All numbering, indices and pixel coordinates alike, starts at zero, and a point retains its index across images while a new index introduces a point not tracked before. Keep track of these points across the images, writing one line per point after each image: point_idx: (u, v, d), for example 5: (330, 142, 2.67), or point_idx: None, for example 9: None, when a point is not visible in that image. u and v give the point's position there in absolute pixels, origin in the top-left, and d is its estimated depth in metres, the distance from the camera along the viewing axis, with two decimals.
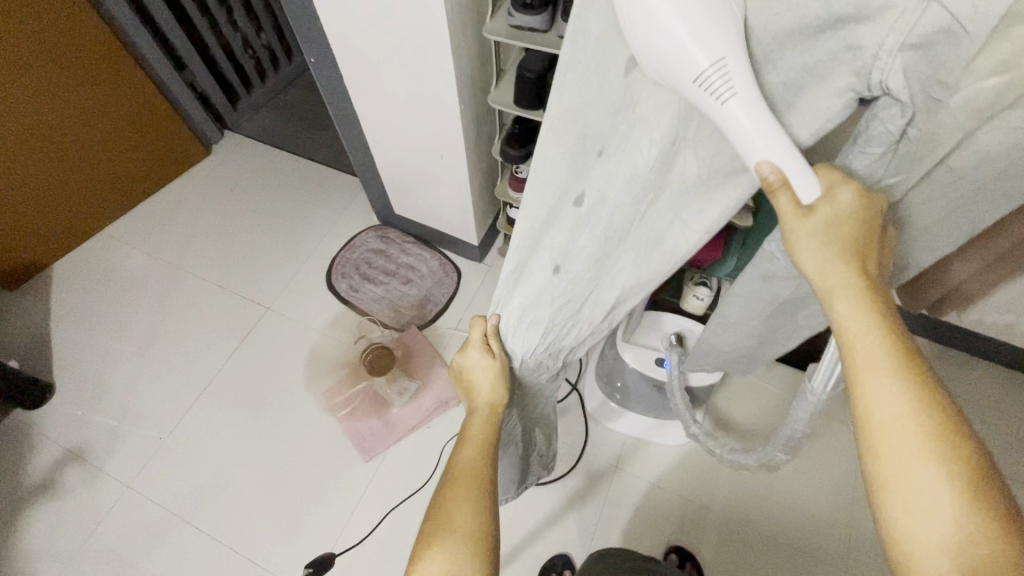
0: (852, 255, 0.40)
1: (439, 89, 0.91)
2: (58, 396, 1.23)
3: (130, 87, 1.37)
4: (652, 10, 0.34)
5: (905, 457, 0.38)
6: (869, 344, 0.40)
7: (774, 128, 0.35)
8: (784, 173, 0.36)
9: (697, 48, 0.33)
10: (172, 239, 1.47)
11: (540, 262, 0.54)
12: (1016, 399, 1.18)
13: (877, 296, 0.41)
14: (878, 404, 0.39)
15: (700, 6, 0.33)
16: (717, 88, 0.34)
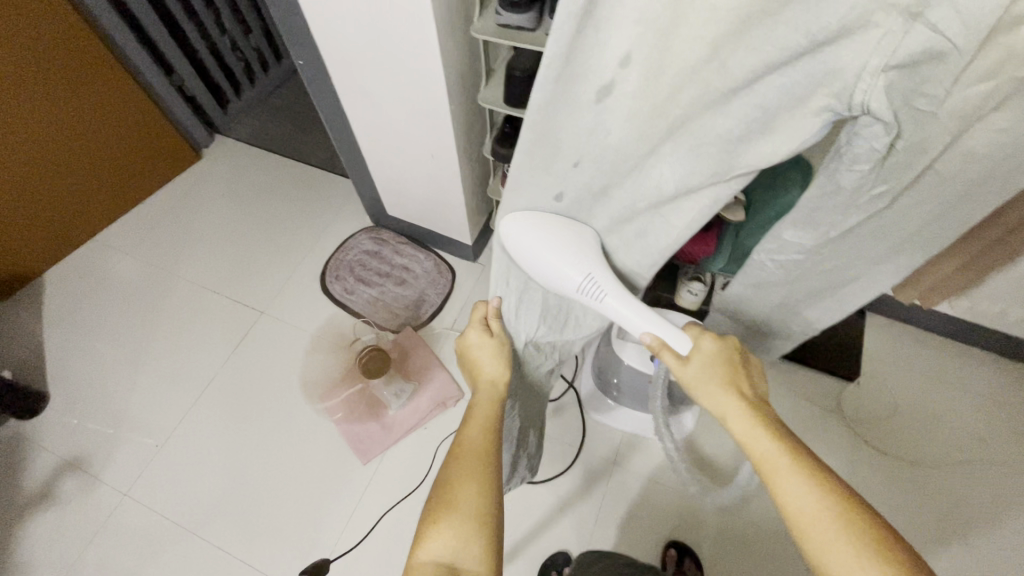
0: (728, 385, 0.53)
1: (428, 89, 0.90)
2: (54, 406, 1.22)
3: (120, 94, 1.36)
4: (532, 256, 0.53)
5: (824, 540, 0.43)
6: (763, 446, 0.48)
7: (640, 311, 0.55)
8: (656, 335, 0.55)
9: (569, 275, 0.53)
10: (164, 245, 1.47)
11: (529, 255, 0.55)
12: (1010, 386, 1.18)
13: (760, 410, 0.51)
14: (786, 491, 0.46)
15: (561, 250, 0.52)
16: (592, 291, 0.54)
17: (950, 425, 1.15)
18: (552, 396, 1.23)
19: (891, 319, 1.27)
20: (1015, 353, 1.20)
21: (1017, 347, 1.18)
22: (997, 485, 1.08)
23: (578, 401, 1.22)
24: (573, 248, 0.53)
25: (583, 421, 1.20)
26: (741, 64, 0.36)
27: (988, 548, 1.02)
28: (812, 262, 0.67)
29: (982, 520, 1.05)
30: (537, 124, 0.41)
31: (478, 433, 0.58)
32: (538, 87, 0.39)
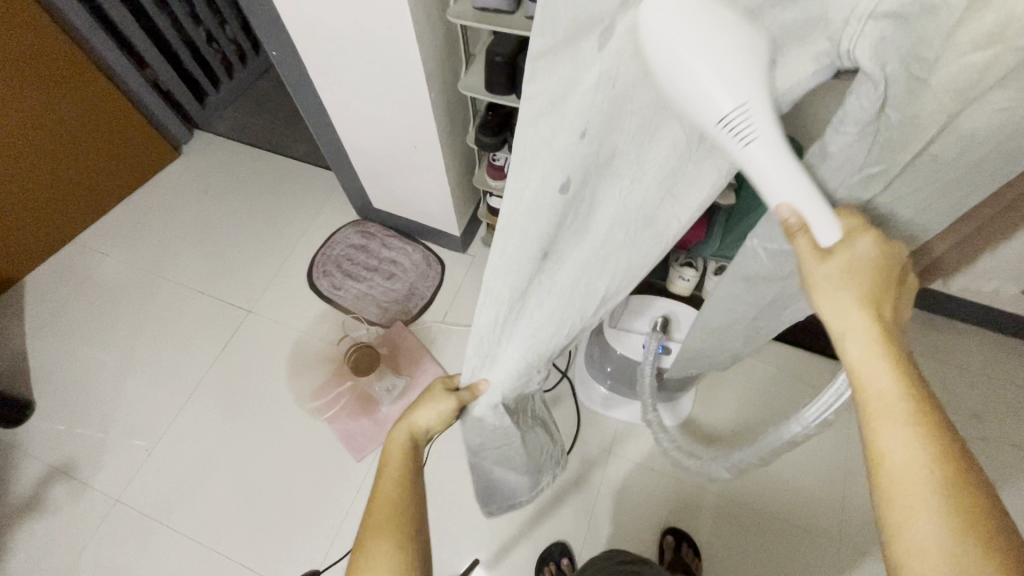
0: (866, 300, 0.42)
1: (407, 78, 0.87)
2: (40, 412, 1.20)
3: (93, 92, 1.32)
4: (676, 54, 0.32)
5: (913, 499, 0.36)
6: (880, 378, 0.40)
7: (791, 173, 0.37)
8: (803, 217, 0.40)
9: (721, 93, 0.33)
10: (147, 245, 1.44)
11: (527, 253, 0.46)
12: (1005, 363, 1.18)
13: (892, 337, 0.42)
14: (886, 436, 0.38)
15: (719, 51, 0.32)
16: (739, 132, 0.35)
17: (945, 403, 1.15)
18: (546, 386, 1.22)
19: None
20: (1009, 329, 1.19)
21: (1011, 323, 1.18)
22: (992, 462, 1.08)
23: (572, 391, 1.21)
24: (738, 50, 0.33)
25: (577, 411, 1.19)
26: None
27: None
28: None
29: None
30: (540, 76, 0.36)
31: (391, 488, 0.55)
32: (537, 34, 0.33)
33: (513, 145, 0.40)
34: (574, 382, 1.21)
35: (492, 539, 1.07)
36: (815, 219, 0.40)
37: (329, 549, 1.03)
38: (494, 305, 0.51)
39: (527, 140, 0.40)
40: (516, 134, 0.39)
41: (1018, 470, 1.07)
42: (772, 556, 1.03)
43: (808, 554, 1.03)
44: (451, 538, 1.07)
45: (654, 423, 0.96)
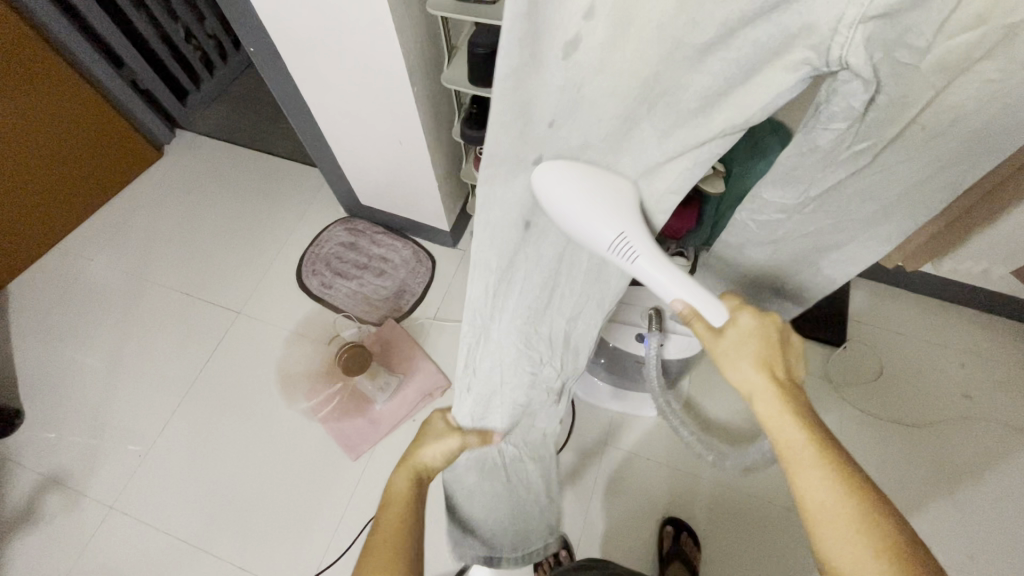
0: (763, 363, 0.46)
1: (388, 73, 0.86)
2: (30, 420, 1.19)
3: (70, 96, 1.29)
4: (564, 199, 0.43)
5: (841, 544, 0.38)
6: (790, 435, 0.42)
7: (676, 278, 0.47)
8: (692, 307, 0.48)
9: (601, 230, 0.44)
10: (133, 248, 1.42)
11: (509, 224, 0.48)
12: (995, 341, 1.19)
13: (793, 393, 0.45)
14: (806, 488, 0.41)
15: (595, 199, 0.44)
16: (625, 250, 0.46)
17: (936, 384, 1.15)
18: None
19: (876, 281, 1.27)
20: (998, 309, 1.20)
21: (999, 302, 1.18)
22: (982, 441, 1.09)
23: None
24: (609, 197, 0.45)
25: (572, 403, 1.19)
26: (712, 18, 0.34)
27: (975, 503, 1.04)
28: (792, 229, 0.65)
29: (968, 476, 1.06)
30: (507, 95, 0.36)
31: (397, 512, 0.53)
32: (501, 51, 0.33)
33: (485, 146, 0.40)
34: None
35: None
36: (703, 307, 0.48)
37: (325, 552, 1.03)
38: (481, 280, 0.52)
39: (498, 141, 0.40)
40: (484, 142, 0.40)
41: (1007, 449, 1.08)
42: (766, 542, 1.04)
43: (804, 538, 1.04)
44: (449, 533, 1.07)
45: (668, 410, 0.97)
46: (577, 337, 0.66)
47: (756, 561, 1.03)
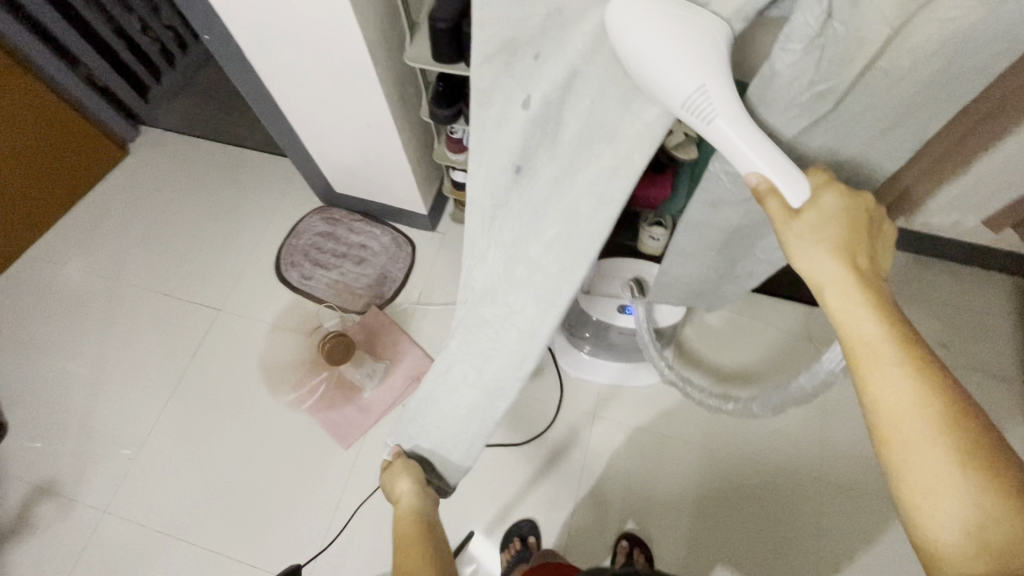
0: (840, 250, 0.45)
1: (350, 54, 0.83)
2: (15, 432, 1.17)
3: (27, 100, 1.24)
4: (635, 48, 0.43)
5: (911, 436, 0.39)
6: (868, 328, 0.42)
7: (756, 146, 0.44)
8: (770, 179, 0.45)
9: (681, 81, 0.42)
10: (105, 251, 1.38)
11: (503, 163, 0.59)
12: (969, 289, 1.22)
13: (871, 284, 0.44)
14: (877, 384, 0.41)
15: (679, 45, 0.42)
16: (701, 112, 0.43)
17: None
18: None
19: None
20: (970, 259, 1.23)
21: (970, 252, 1.21)
22: None
23: (553, 359, 1.22)
24: (697, 44, 0.42)
25: (560, 378, 1.20)
26: None
27: None
28: None
29: None
30: (486, 22, 0.47)
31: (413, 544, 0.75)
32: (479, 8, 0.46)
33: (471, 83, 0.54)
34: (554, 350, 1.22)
35: (484, 511, 1.08)
36: (781, 180, 0.45)
37: (325, 542, 1.03)
38: (477, 215, 0.66)
39: (480, 70, 0.52)
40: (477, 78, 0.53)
41: (981, 394, 1.12)
42: (755, 499, 1.07)
43: (790, 492, 1.08)
44: (446, 513, 1.08)
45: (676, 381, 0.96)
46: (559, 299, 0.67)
47: (745, 518, 1.06)
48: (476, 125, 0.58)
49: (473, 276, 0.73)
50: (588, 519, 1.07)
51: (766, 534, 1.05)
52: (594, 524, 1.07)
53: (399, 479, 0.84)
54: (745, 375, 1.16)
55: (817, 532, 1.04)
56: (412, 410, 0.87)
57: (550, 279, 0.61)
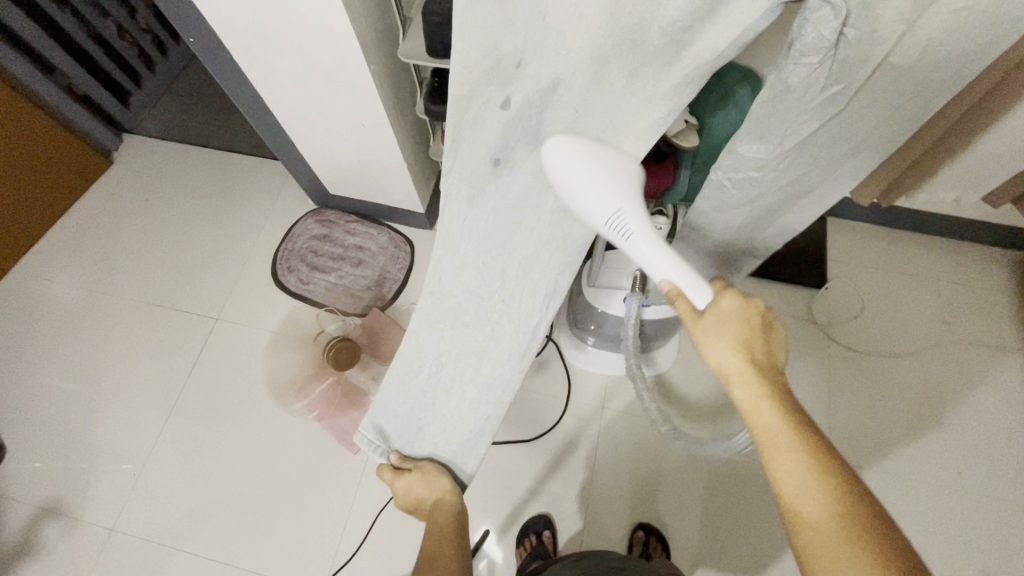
0: (740, 346, 0.49)
1: (343, 53, 0.81)
2: (12, 453, 1.14)
3: (8, 112, 1.21)
4: (565, 177, 0.52)
5: (813, 524, 0.43)
6: (768, 419, 0.47)
7: (668, 258, 0.50)
8: (678, 286, 0.50)
9: (599, 204, 0.50)
10: (95, 263, 1.35)
11: (479, 158, 0.61)
12: (967, 264, 1.23)
13: (770, 376, 0.48)
14: (782, 473, 0.45)
15: (597, 176, 0.51)
16: (620, 228, 0.50)
17: (913, 314, 1.19)
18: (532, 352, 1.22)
19: (849, 220, 1.29)
20: (966, 235, 1.24)
21: (967, 228, 1.22)
22: (963, 363, 1.13)
23: (559, 353, 1.21)
24: (612, 176, 0.52)
25: (566, 371, 1.20)
26: None
27: (958, 424, 1.08)
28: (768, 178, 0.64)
29: (951, 399, 1.10)
30: (467, 29, 0.49)
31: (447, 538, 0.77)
32: None
33: (449, 91, 0.55)
34: (559, 344, 1.22)
35: (497, 508, 1.08)
36: (689, 287, 0.50)
37: (338, 549, 1.02)
38: (455, 207, 0.66)
39: (459, 76, 0.53)
40: (456, 83, 0.54)
41: (985, 368, 1.13)
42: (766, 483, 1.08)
43: None
44: None
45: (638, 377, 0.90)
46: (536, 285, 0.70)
47: (757, 503, 1.06)
48: (453, 127, 0.58)
49: (442, 273, 0.74)
50: (601, 512, 1.07)
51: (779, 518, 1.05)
52: (607, 516, 1.07)
53: (443, 478, 0.82)
54: None
55: None
56: (398, 402, 0.84)
57: (544, 275, 0.68)
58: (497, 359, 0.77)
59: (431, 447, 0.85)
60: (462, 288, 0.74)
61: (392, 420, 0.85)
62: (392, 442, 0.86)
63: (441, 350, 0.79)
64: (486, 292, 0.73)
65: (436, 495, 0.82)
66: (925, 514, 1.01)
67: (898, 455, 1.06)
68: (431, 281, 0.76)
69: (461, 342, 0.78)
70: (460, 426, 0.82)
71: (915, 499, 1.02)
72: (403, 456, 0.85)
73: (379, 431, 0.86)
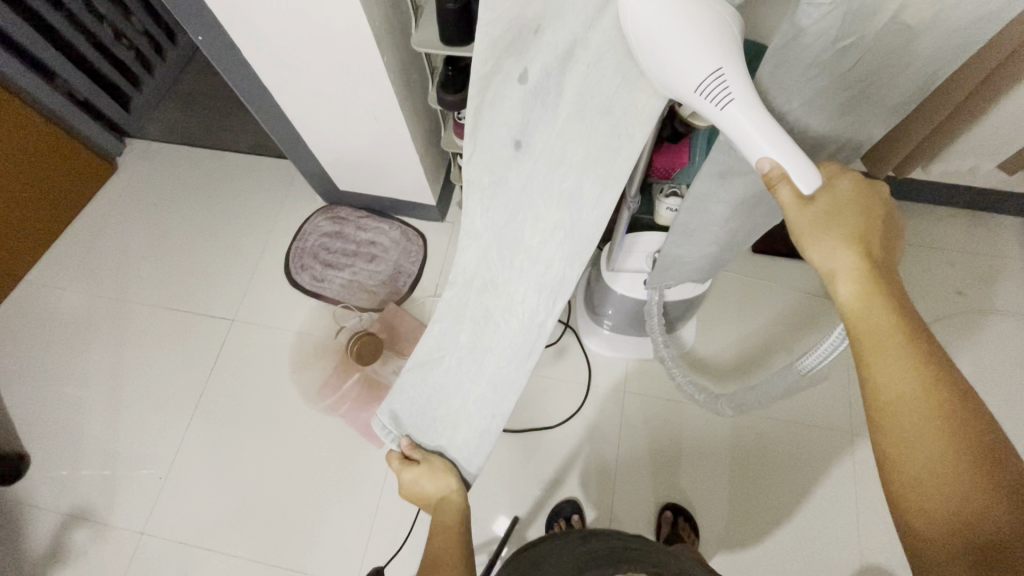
0: (852, 240, 0.44)
1: (355, 45, 0.80)
2: (36, 461, 1.15)
3: (15, 124, 1.20)
4: (649, 28, 0.40)
5: (905, 423, 0.42)
6: (875, 319, 0.43)
7: (772, 129, 0.41)
8: (784, 166, 0.42)
9: (696, 65, 0.40)
10: (105, 270, 1.34)
11: (500, 140, 0.55)
12: (981, 234, 1.23)
13: (882, 273, 0.44)
14: (876, 372, 0.43)
15: (694, 24, 0.40)
16: (718, 96, 0.41)
17: (930, 285, 1.19)
18: (550, 340, 1.22)
19: None
20: (980, 204, 1.24)
21: (981, 197, 1.22)
22: (981, 331, 1.14)
23: (578, 339, 1.21)
24: (709, 22, 0.40)
25: (586, 357, 1.20)
26: None
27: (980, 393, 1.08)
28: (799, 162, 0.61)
29: (972, 368, 1.11)
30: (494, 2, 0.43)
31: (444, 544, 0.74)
32: None
33: (471, 72, 0.48)
34: (577, 330, 1.22)
35: (524, 496, 1.09)
36: (794, 168, 0.42)
37: (369, 543, 1.03)
38: (476, 195, 0.61)
39: (480, 53, 0.47)
40: (475, 59, 0.47)
41: (1003, 335, 1.13)
42: (792, 458, 1.09)
43: (824, 449, 1.09)
44: (485, 503, 1.08)
45: (665, 359, 0.98)
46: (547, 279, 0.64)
47: (783, 478, 1.07)
48: (471, 110, 0.53)
49: (462, 265, 0.71)
50: (627, 494, 1.08)
51: (805, 491, 1.05)
52: (634, 499, 1.07)
53: (449, 475, 0.81)
54: (766, 345, 1.17)
55: (856, 485, 1.05)
56: (417, 395, 0.84)
57: (551, 267, 0.62)
58: (503, 357, 0.74)
59: (443, 440, 0.84)
60: (479, 279, 0.71)
61: (407, 407, 0.85)
62: (404, 428, 0.86)
63: (456, 343, 0.78)
64: (495, 283, 0.69)
65: (440, 493, 0.80)
66: None
67: None
68: (454, 272, 0.73)
69: (475, 336, 0.76)
70: (468, 423, 0.81)
71: None
72: (412, 445, 0.84)
73: (393, 416, 0.86)
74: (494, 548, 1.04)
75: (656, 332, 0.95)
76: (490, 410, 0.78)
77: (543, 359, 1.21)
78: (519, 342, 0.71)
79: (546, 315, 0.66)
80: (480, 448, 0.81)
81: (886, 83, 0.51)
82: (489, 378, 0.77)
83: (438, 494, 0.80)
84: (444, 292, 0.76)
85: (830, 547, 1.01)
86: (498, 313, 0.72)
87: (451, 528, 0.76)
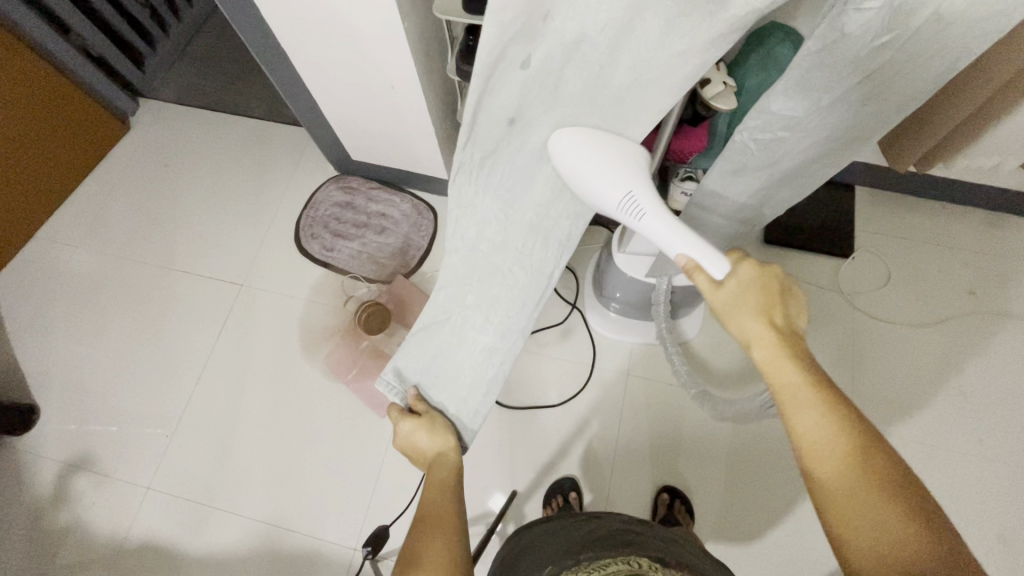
0: (761, 311, 0.52)
1: (377, 12, 0.79)
2: (43, 414, 1.17)
3: (27, 76, 1.19)
4: (577, 162, 0.54)
5: (830, 473, 0.45)
6: (789, 376, 0.49)
7: (682, 231, 0.53)
8: (694, 259, 0.53)
9: (612, 191, 0.54)
10: (115, 229, 1.35)
11: (493, 122, 0.52)
12: (997, 234, 1.22)
13: (788, 339, 0.52)
14: (800, 425, 0.48)
15: (607, 163, 0.54)
16: (634, 210, 0.54)
17: (943, 284, 1.18)
18: (556, 320, 1.23)
19: (880, 189, 1.27)
20: (998, 203, 1.22)
21: (1001, 198, 1.20)
22: (989, 333, 1.13)
23: (583, 321, 1.22)
24: (619, 161, 0.54)
25: (591, 340, 1.20)
26: None
27: (985, 393, 1.08)
28: (821, 154, 0.61)
29: (978, 369, 1.10)
30: None
31: (442, 499, 0.70)
32: None
33: (476, 59, 0.44)
34: (584, 311, 1.22)
35: (522, 472, 1.10)
36: (704, 261, 0.53)
37: (369, 509, 1.05)
38: (466, 170, 0.57)
39: (488, 44, 0.43)
40: (479, 49, 0.43)
41: (1011, 336, 1.13)
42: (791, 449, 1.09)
43: None
44: (485, 478, 1.10)
45: (665, 337, 0.97)
46: (564, 227, 0.68)
47: (780, 468, 1.08)
48: (473, 99, 0.48)
49: (463, 230, 0.67)
50: (624, 476, 1.09)
51: (804, 484, 1.06)
52: (632, 482, 1.08)
53: (448, 433, 0.78)
54: None
55: None
56: (424, 362, 0.80)
57: (559, 224, 0.67)
58: (512, 305, 0.76)
59: (445, 398, 0.82)
60: (485, 241, 0.68)
61: (411, 364, 0.81)
62: (409, 381, 0.82)
63: (460, 304, 0.76)
64: (505, 242, 0.68)
65: (437, 449, 0.77)
66: (951, 479, 1.02)
67: (929, 422, 1.06)
68: (452, 238, 0.69)
69: (481, 293, 0.75)
70: (472, 376, 0.80)
71: (940, 462, 1.03)
72: (419, 396, 0.81)
73: (397, 371, 0.82)
74: (491, 521, 1.06)
75: (660, 316, 0.96)
76: (498, 358, 0.80)
77: (548, 339, 1.21)
78: (529, 292, 0.75)
79: (558, 260, 0.72)
80: (486, 392, 0.82)
81: (916, 78, 0.50)
82: (500, 329, 0.78)
83: (433, 452, 0.77)
84: (444, 258, 0.73)
85: (823, 537, 1.02)
86: (507, 270, 0.72)
87: (448, 484, 0.72)
